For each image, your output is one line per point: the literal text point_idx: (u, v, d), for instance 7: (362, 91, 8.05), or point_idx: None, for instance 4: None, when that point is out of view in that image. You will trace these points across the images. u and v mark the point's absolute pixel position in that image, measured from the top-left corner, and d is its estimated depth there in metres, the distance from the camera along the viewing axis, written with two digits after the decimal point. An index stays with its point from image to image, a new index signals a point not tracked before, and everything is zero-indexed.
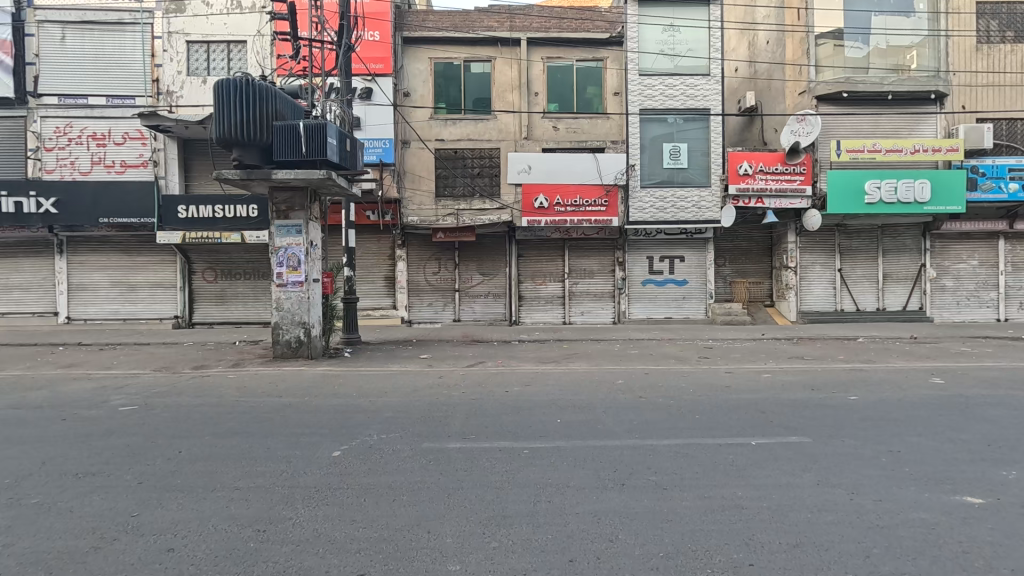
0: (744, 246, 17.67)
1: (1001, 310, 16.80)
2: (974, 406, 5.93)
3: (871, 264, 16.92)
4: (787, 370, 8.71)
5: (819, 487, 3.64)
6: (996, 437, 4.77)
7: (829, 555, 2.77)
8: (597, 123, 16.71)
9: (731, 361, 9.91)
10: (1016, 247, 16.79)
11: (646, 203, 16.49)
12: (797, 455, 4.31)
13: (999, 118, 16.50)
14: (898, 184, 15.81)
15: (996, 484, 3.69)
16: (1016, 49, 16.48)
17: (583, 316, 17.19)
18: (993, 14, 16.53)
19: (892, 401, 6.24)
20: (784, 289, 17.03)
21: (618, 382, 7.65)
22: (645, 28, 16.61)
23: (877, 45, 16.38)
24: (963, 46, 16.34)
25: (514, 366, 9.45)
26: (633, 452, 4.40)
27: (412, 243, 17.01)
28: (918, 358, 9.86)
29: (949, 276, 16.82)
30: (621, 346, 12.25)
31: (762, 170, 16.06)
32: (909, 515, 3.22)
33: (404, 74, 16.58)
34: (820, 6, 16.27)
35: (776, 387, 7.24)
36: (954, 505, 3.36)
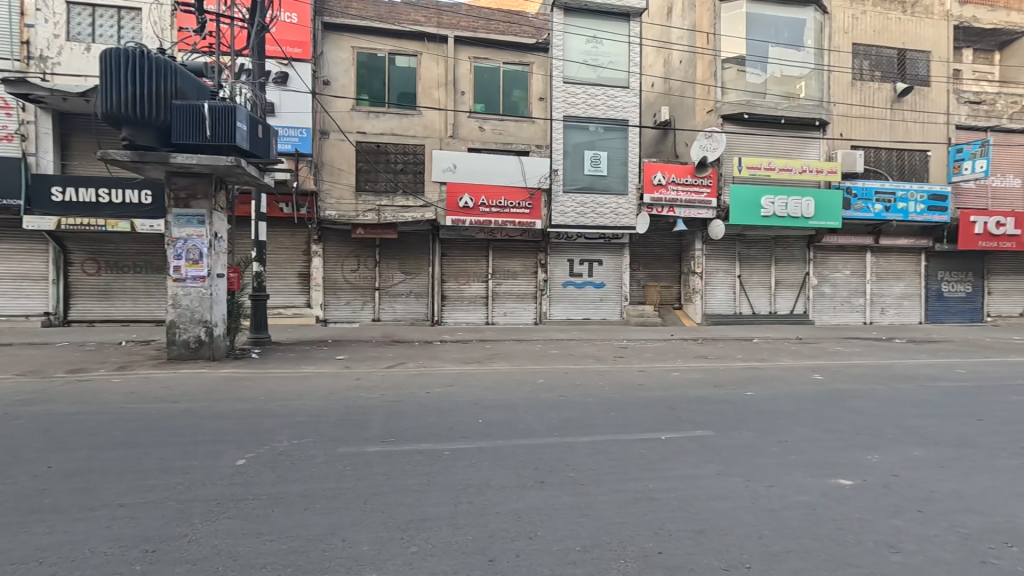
0: (657, 252, 18.77)
1: (867, 314, 19.20)
2: (846, 399, 6.73)
3: (765, 272, 18.64)
4: (692, 368, 9.38)
5: (720, 476, 3.95)
6: (862, 425, 5.44)
7: (729, 538, 2.99)
8: (522, 127, 17.01)
9: (644, 360, 10.46)
10: (880, 260, 19.26)
11: (567, 207, 16.93)
12: (701, 447, 4.64)
13: (869, 146, 18.86)
14: (788, 201, 17.54)
15: (863, 467, 4.22)
16: (883, 87, 18.94)
17: (506, 317, 17.35)
18: (866, 54, 18.88)
19: (780, 396, 6.92)
20: (691, 293, 18.32)
21: (540, 381, 7.83)
22: (570, 37, 17.08)
23: (774, 73, 17.93)
24: (841, 81, 18.53)
25: (437, 366, 9.33)
26: (553, 449, 4.52)
27: (329, 239, 16.27)
28: (801, 357, 11.03)
29: (827, 283, 18.97)
30: (543, 346, 12.50)
31: (673, 182, 17.16)
32: (796, 499, 3.58)
33: (324, 61, 15.83)
34: (726, 33, 17.69)
35: (684, 385, 7.75)
36: (829, 487, 3.79)
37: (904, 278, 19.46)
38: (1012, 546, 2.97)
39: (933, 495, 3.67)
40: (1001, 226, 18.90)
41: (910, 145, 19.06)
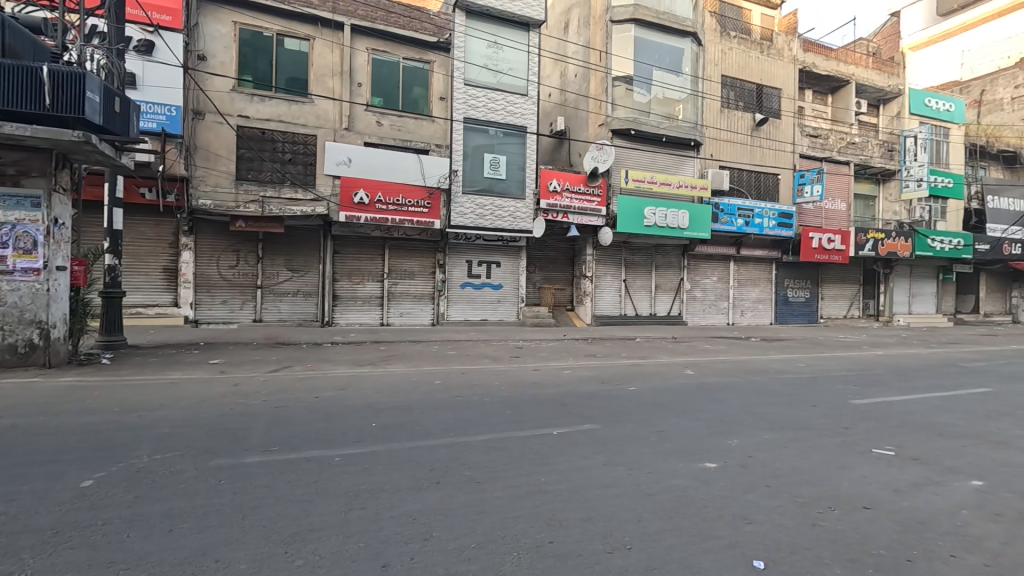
0: (552, 255, 19.52)
1: (730, 316, 21.69)
2: (712, 391, 7.54)
3: (647, 276, 20.26)
4: (583, 366, 9.91)
5: (606, 466, 4.22)
6: (724, 413, 6.14)
7: (613, 523, 3.20)
8: (421, 125, 16.74)
9: (538, 359, 10.86)
10: (741, 268, 21.85)
11: (467, 208, 16.96)
12: (589, 440, 4.92)
13: (733, 168, 21.33)
14: (667, 212, 19.18)
15: (725, 450, 4.75)
16: (745, 116, 21.52)
17: (402, 317, 16.95)
18: (732, 86, 21.35)
19: (659, 390, 7.58)
20: (582, 296, 19.34)
21: (436, 382, 7.76)
22: (471, 40, 17.19)
23: (657, 95, 19.56)
24: (712, 108, 20.76)
25: (327, 369, 8.86)
26: (448, 449, 4.51)
27: (203, 231, 14.71)
28: (676, 354, 12.18)
29: (698, 288, 21.13)
30: (440, 347, 12.42)
31: (568, 189, 17.95)
32: (670, 482, 3.93)
33: (200, 34, 14.32)
34: (617, 53, 18.95)
35: (574, 382, 8.15)
36: (697, 470, 4.22)
37: (758, 284, 22.28)
38: (835, 509, 3.55)
39: (779, 471, 4.25)
40: (832, 242, 22.29)
41: (765, 169, 21.87)
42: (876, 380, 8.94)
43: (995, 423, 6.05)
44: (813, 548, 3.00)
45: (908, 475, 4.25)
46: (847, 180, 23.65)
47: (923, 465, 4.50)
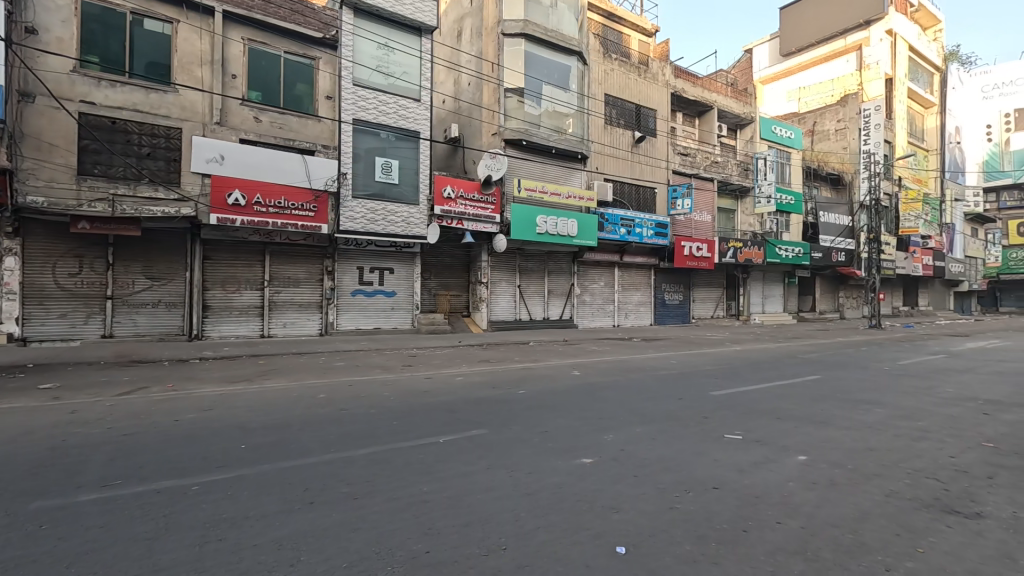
0: (447, 262, 19.49)
1: (615, 318, 23.20)
2: (595, 390, 8.01)
3: (540, 282, 21.01)
4: (475, 372, 9.98)
5: (489, 470, 4.30)
6: (603, 411, 6.56)
7: (490, 526, 3.27)
8: (305, 124, 15.80)
9: (431, 367, 10.77)
10: (625, 274, 23.51)
11: (356, 213, 16.32)
12: (475, 445, 4.99)
13: (617, 180, 22.95)
14: (558, 221, 19.99)
15: (600, 446, 5.09)
16: (626, 133, 23.26)
17: (286, 328, 15.83)
18: (614, 104, 22.98)
19: (547, 391, 7.89)
20: (478, 302, 19.52)
21: (319, 396, 7.34)
22: (360, 40, 16.70)
23: (547, 108, 20.42)
24: (597, 124, 22.17)
25: (193, 388, 7.98)
26: (327, 466, 4.30)
27: (34, 233, 12.58)
28: (565, 356, 12.78)
29: (587, 292, 22.35)
30: (327, 358, 11.81)
31: (462, 197, 18.04)
32: (549, 481, 4.11)
33: (29, 4, 12.32)
34: (508, 66, 19.47)
35: (466, 388, 8.21)
36: (574, 467, 4.46)
37: (640, 288, 24.12)
38: (690, 492, 3.95)
39: (646, 462, 4.63)
40: (700, 250, 24.75)
41: (643, 182, 23.78)
42: (733, 373, 10.11)
43: (820, 405, 7.15)
44: (669, 530, 3.31)
45: (751, 455, 4.87)
46: (712, 195, 26.54)
47: (763, 445, 5.19)
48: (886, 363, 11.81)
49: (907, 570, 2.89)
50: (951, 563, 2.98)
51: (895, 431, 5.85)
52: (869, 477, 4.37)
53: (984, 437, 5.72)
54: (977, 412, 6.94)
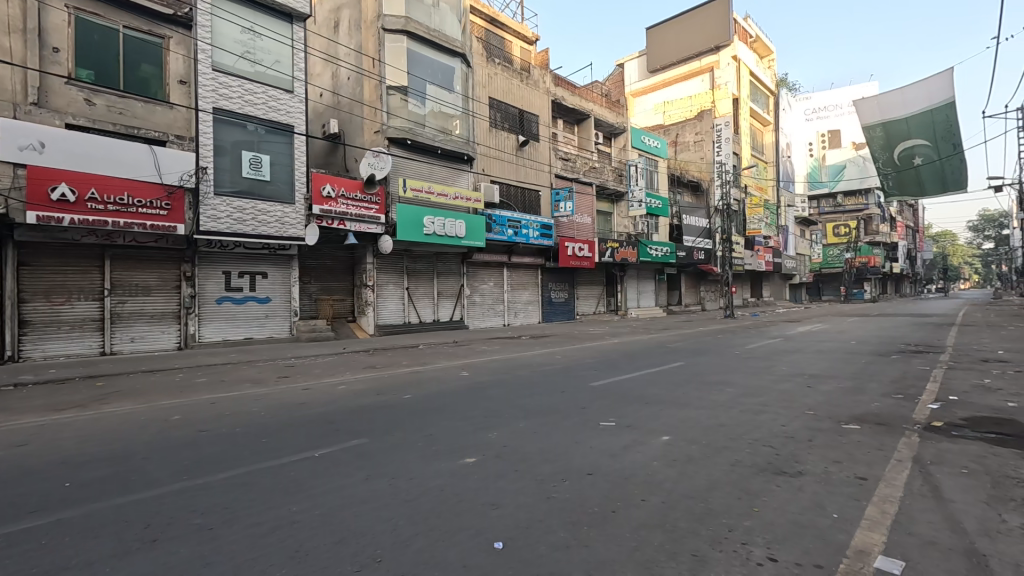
0: (328, 264, 18.46)
1: (505, 317, 23.64)
2: (482, 390, 8.05)
3: (428, 284, 20.73)
4: (359, 379, 9.52)
5: (367, 481, 4.12)
6: (488, 409, 6.64)
7: (364, 540, 3.13)
8: (154, 111, 13.96)
9: (311, 377, 10.10)
10: (513, 274, 24.07)
11: (221, 212, 14.78)
12: (353, 456, 4.75)
13: (503, 182, 23.44)
14: (445, 222, 19.86)
15: (484, 444, 5.12)
16: (511, 136, 23.84)
17: (136, 343, 13.85)
18: (499, 108, 23.45)
19: (434, 394, 7.81)
20: (363, 306, 18.75)
21: (174, 418, 6.49)
22: (220, 22, 15.18)
23: (432, 108, 20.20)
24: (482, 127, 22.45)
25: (3, 420, 6.61)
26: (177, 497, 3.80)
27: None
28: (454, 357, 12.77)
29: (477, 293, 22.51)
30: (188, 375, 10.52)
31: (342, 196, 17.16)
32: (430, 484, 4.05)
33: None
34: (390, 62, 18.93)
35: (348, 396, 7.83)
36: (457, 468, 4.44)
37: (527, 287, 24.86)
38: (567, 480, 4.14)
39: (527, 456, 4.76)
40: (582, 250, 26.16)
41: (528, 185, 24.56)
42: (610, 364, 10.83)
43: (682, 389, 7.92)
44: (545, 519, 3.43)
45: (621, 440, 5.24)
46: (591, 199, 28.20)
47: (632, 430, 5.61)
48: (736, 348, 13.48)
49: (745, 529, 3.30)
50: (778, 517, 3.46)
51: (741, 407, 6.66)
52: (719, 450, 4.93)
53: (807, 406, 6.75)
54: (803, 385, 8.18)
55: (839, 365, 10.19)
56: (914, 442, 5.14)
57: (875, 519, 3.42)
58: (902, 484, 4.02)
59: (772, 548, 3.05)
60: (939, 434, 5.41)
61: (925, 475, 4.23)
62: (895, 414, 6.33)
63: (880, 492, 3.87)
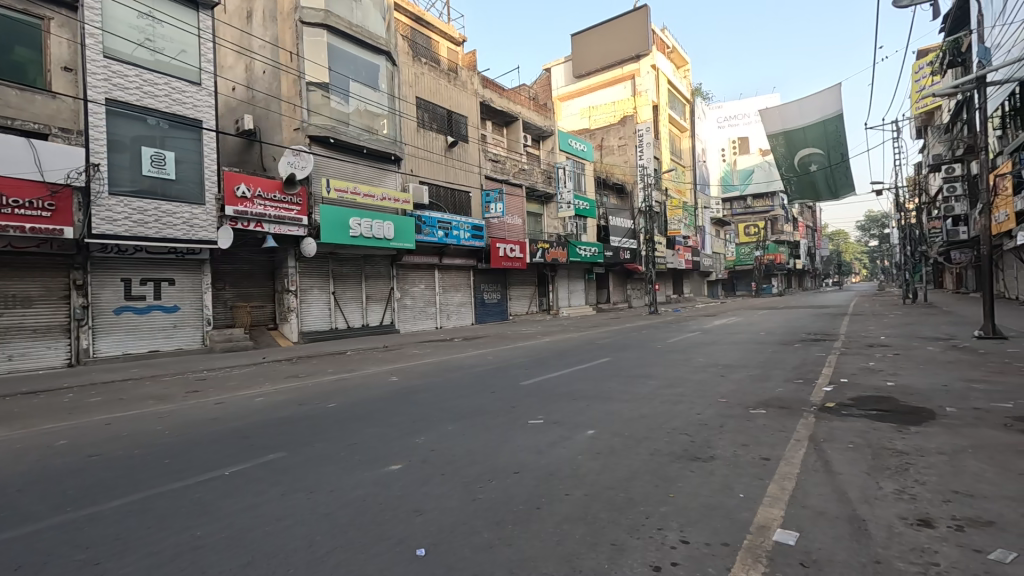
0: (246, 269, 17.34)
1: (437, 320, 23.36)
2: (410, 395, 7.87)
3: (356, 288, 20.03)
4: (280, 390, 9.01)
5: (283, 497, 3.89)
6: (416, 414, 6.51)
7: (277, 559, 2.95)
8: (33, 100, 12.40)
9: (225, 390, 9.42)
10: (444, 276, 23.84)
11: (117, 213, 13.45)
12: (269, 472, 4.48)
13: (433, 183, 23.14)
14: (372, 223, 19.30)
15: (411, 450, 5.00)
16: (440, 137, 23.59)
17: (15, 361, 12.28)
18: (426, 108, 23.14)
19: (360, 401, 7.54)
20: (285, 312, 17.81)
21: (59, 443, 5.79)
22: (112, 5, 13.82)
23: (356, 106, 19.55)
24: (410, 127, 22.05)
25: None
26: (57, 531, 3.39)
27: None
28: (384, 363, 12.44)
29: (407, 296, 22.07)
30: (80, 393, 9.46)
31: (260, 196, 16.14)
32: (352, 495, 3.89)
33: None
34: (309, 57, 18.13)
35: (267, 408, 7.38)
36: (381, 476, 4.30)
37: (460, 289, 24.72)
38: (494, 480, 4.15)
39: (454, 458, 4.71)
40: (513, 251, 26.40)
41: (458, 186, 24.43)
42: (540, 363, 11.01)
43: (608, 384, 8.21)
44: (469, 521, 3.40)
45: (548, 437, 5.32)
46: (521, 201, 28.55)
47: (559, 426, 5.72)
48: (658, 343, 14.18)
49: (660, 515, 3.45)
50: (691, 501, 3.66)
51: (661, 398, 7.00)
52: (639, 440, 5.14)
53: (721, 394, 7.22)
54: (717, 375, 8.74)
55: (749, 355, 11.00)
56: (810, 422, 5.64)
57: (776, 496, 3.70)
58: (799, 461, 4.39)
59: (685, 531, 3.21)
60: (831, 414, 5.97)
61: (818, 451, 4.65)
62: (795, 398, 6.90)
63: (780, 471, 4.20)
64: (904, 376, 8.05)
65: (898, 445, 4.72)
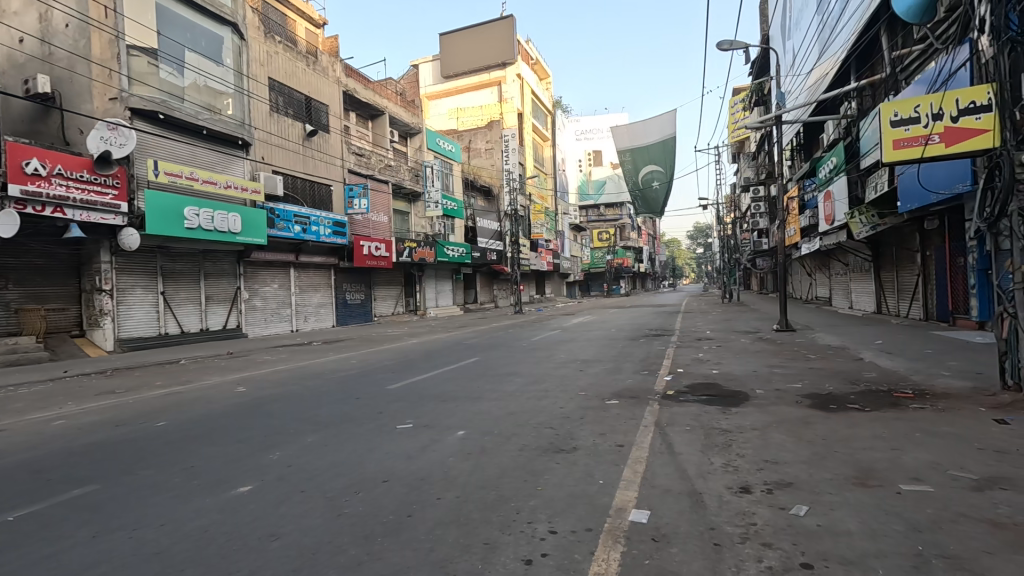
0: (39, 263, 14.16)
1: (292, 323, 21.49)
2: (262, 406, 7.12)
3: (192, 288, 17.53)
4: (88, 410, 7.48)
5: (96, 539, 3.23)
6: (269, 427, 5.90)
7: None
8: None
9: (11, 413, 7.58)
10: (301, 275, 22.05)
11: None
12: (75, 510, 3.69)
13: (287, 173, 21.23)
14: (214, 214, 17.00)
15: (264, 468, 4.50)
16: (295, 124, 21.69)
17: None
18: (280, 91, 21.17)
19: (201, 416, 6.61)
20: (97, 316, 14.97)
21: None
22: None
23: (192, 80, 17.20)
24: (260, 110, 19.94)
25: None
26: None
27: None
28: (229, 371, 11.08)
29: (257, 297, 19.94)
30: None
31: (59, 173, 13.11)
32: (191, 526, 3.39)
33: None
34: (131, 16, 15.42)
35: (73, 433, 6.09)
36: (227, 500, 3.80)
37: (319, 289, 23.07)
38: (360, 491, 3.91)
39: (315, 472, 4.35)
40: (379, 249, 25.36)
41: (317, 179, 22.74)
42: (408, 365, 10.76)
43: (476, 383, 8.31)
44: (334, 540, 3.16)
45: (418, 441, 5.19)
46: (387, 197, 27.61)
47: (429, 429, 5.62)
48: (523, 341, 14.80)
49: (530, 508, 3.56)
50: (558, 492, 3.84)
51: (527, 395, 7.28)
52: (508, 437, 5.26)
53: (580, 387, 7.75)
54: (576, 370, 9.36)
55: (603, 350, 12.01)
56: (655, 409, 6.32)
57: (630, 479, 4.06)
58: (647, 445, 4.89)
59: (553, 522, 3.36)
60: (672, 401, 6.76)
61: (663, 435, 5.23)
62: (643, 388, 7.67)
63: (633, 455, 4.62)
64: (725, 365, 9.44)
65: (723, 425, 5.50)
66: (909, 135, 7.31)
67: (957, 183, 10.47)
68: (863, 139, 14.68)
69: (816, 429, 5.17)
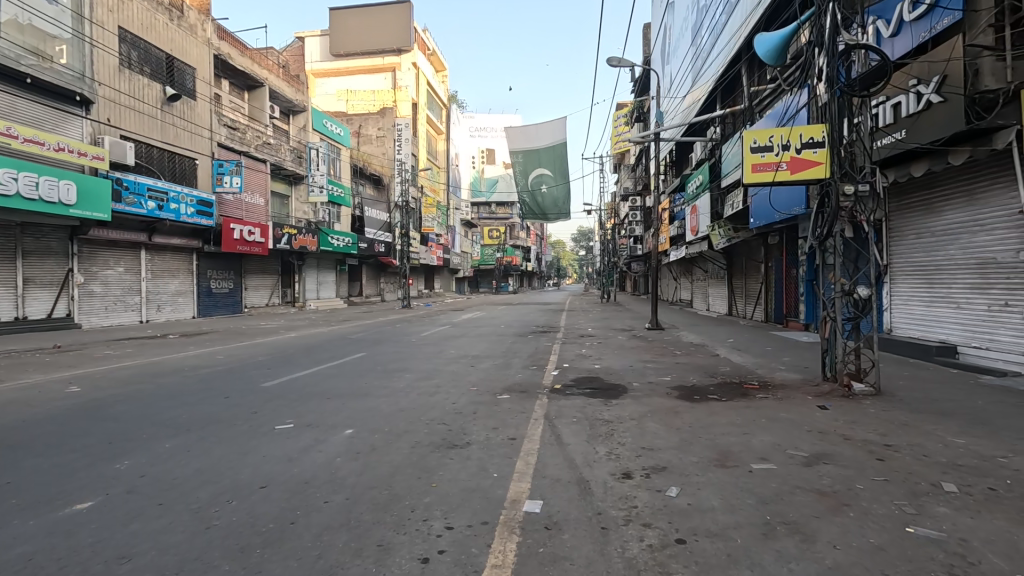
0: None
1: (141, 312, 18.73)
2: (105, 408, 6.11)
3: (3, 267, 14.48)
4: None
5: None
6: (115, 432, 5.09)
7: None
8: None
9: None
10: (155, 259, 19.32)
11: None
12: None
13: (140, 141, 18.39)
14: (39, 180, 14.17)
15: (107, 480, 3.86)
16: (152, 85, 18.89)
17: None
18: (133, 44, 18.28)
19: (18, 422, 5.48)
20: None
21: None
22: None
23: (15, 16, 14.22)
24: (107, 63, 17.03)
25: None
26: None
27: None
28: (57, 368, 9.33)
29: (96, 281, 17.06)
30: None
31: None
32: (10, 554, 2.79)
33: None
34: None
35: None
36: (61, 520, 3.21)
37: (178, 275, 20.40)
38: (232, 500, 3.53)
39: (175, 481, 3.84)
40: (252, 234, 23.08)
41: (178, 150, 20.03)
42: (286, 360, 9.95)
43: (361, 380, 7.95)
44: (203, 556, 2.82)
45: (299, 442, 4.81)
46: (263, 177, 25.24)
47: (311, 429, 5.25)
48: (412, 336, 14.48)
49: (424, 506, 3.49)
50: (452, 487, 3.82)
51: (416, 391, 7.14)
52: (399, 434, 5.11)
53: (470, 383, 7.78)
54: (466, 365, 9.38)
55: (493, 346, 12.22)
56: (543, 403, 6.56)
57: (523, 471, 4.17)
58: (537, 437, 5.06)
59: (448, 518, 3.32)
60: (558, 394, 7.06)
61: (551, 427, 5.45)
62: (531, 382, 7.92)
63: (523, 447, 4.75)
64: (605, 360, 10.10)
65: (605, 416, 5.88)
66: (765, 161, 7.68)
67: (795, 206, 12.25)
68: (726, 161, 16.60)
69: (683, 418, 5.76)
